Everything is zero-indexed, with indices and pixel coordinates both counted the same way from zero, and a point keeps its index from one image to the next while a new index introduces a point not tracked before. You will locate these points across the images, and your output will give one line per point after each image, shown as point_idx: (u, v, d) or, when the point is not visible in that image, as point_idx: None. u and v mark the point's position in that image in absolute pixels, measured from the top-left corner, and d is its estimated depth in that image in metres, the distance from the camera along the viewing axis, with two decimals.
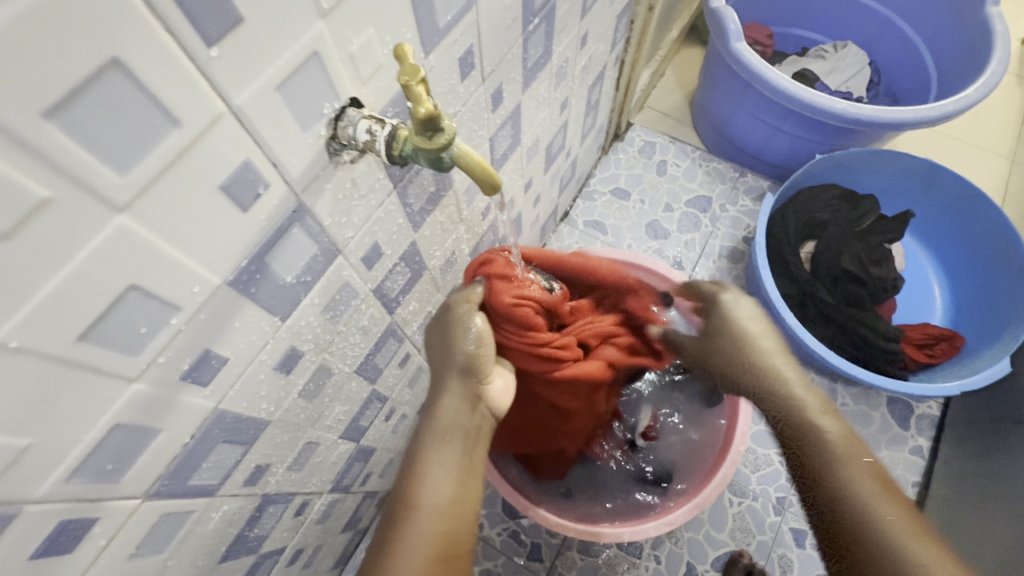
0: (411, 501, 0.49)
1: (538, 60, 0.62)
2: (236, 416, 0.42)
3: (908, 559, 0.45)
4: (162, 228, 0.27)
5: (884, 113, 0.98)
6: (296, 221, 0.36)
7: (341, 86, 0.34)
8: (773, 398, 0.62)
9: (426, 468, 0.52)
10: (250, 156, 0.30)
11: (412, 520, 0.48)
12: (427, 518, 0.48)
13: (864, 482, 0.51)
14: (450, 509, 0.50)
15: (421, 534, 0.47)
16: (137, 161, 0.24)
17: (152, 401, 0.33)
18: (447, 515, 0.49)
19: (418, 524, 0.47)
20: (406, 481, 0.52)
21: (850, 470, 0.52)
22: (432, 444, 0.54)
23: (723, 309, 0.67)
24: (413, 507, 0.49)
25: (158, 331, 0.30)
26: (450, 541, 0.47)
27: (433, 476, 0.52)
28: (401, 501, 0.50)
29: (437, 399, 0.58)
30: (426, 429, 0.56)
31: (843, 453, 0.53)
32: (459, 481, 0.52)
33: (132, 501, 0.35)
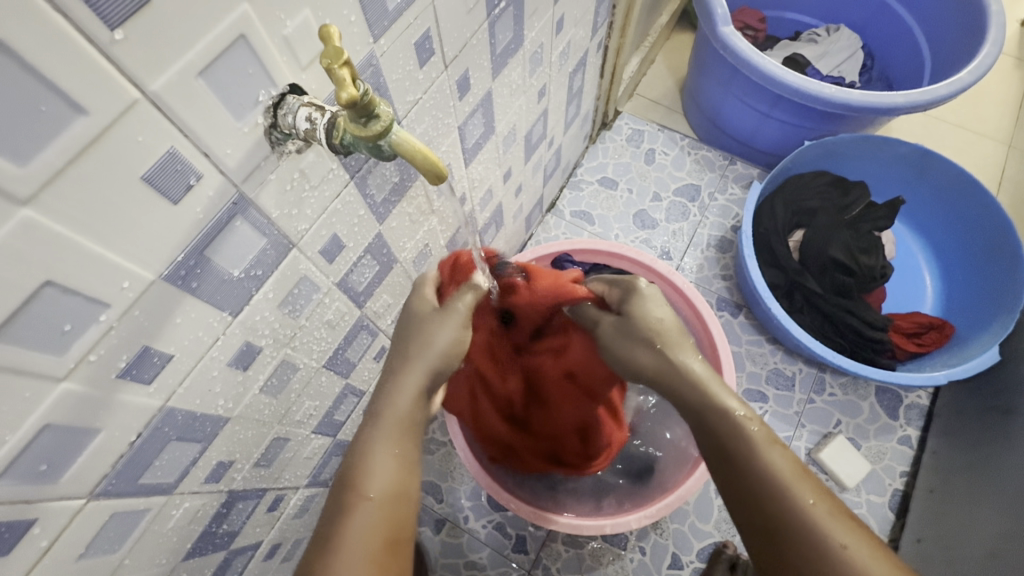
0: (357, 487, 0.45)
1: (509, 45, 0.61)
2: (188, 413, 0.41)
3: (832, 541, 0.42)
4: (77, 221, 0.26)
5: (873, 97, 0.96)
6: (238, 213, 0.35)
7: (277, 72, 0.33)
8: (681, 395, 0.56)
9: (369, 456, 0.47)
10: (176, 145, 0.29)
11: (356, 516, 0.43)
12: (373, 513, 0.44)
13: (785, 472, 0.47)
14: (396, 504, 0.46)
15: (366, 526, 0.43)
16: (38, 151, 0.23)
17: (86, 400, 0.32)
18: (395, 508, 0.45)
19: (361, 518, 0.43)
20: (352, 468, 0.47)
21: (770, 460, 0.48)
22: (379, 434, 0.49)
23: (635, 295, 0.62)
24: (361, 497, 0.44)
25: (86, 329, 0.29)
26: (396, 535, 0.44)
27: (379, 465, 0.47)
28: (343, 494, 0.45)
29: (392, 387, 0.52)
30: (378, 418, 0.50)
31: (761, 448, 0.49)
32: (408, 473, 0.48)
33: (75, 501, 0.35)
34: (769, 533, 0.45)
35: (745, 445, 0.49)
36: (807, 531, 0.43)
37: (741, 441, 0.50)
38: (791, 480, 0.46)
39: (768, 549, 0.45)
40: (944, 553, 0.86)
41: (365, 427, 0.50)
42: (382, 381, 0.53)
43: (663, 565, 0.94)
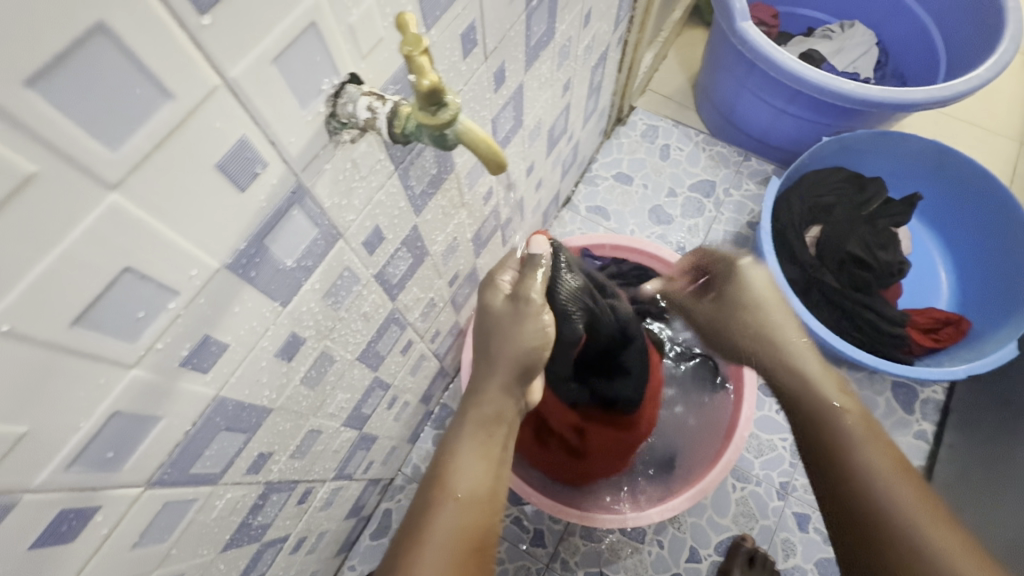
0: (442, 484, 0.47)
1: (542, 38, 0.61)
2: (237, 403, 0.41)
3: (914, 530, 0.44)
4: (156, 208, 0.26)
5: (893, 94, 0.96)
6: (295, 203, 0.35)
7: (341, 60, 0.33)
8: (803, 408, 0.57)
9: (456, 456, 0.49)
10: (247, 133, 0.29)
11: (440, 514, 0.45)
12: (457, 513, 0.46)
13: (881, 467, 0.48)
14: (478, 511, 0.46)
15: (443, 526, 0.44)
16: (127, 135, 0.23)
17: (151, 388, 0.32)
18: (476, 507, 0.46)
19: (447, 517, 0.45)
20: (440, 466, 0.49)
21: (865, 455, 0.50)
22: (468, 436, 0.51)
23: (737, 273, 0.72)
24: (446, 497, 0.46)
25: (156, 316, 0.29)
26: (480, 538, 0.45)
27: (465, 467, 0.49)
28: (430, 493, 0.47)
29: (478, 390, 0.53)
30: (464, 422, 0.52)
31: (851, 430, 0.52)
32: (494, 476, 0.49)
33: (133, 490, 0.35)
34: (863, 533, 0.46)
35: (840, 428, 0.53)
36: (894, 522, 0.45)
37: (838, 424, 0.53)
38: (883, 472, 0.48)
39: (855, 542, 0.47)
40: None
41: (454, 432, 0.52)
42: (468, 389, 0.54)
43: (681, 558, 0.94)
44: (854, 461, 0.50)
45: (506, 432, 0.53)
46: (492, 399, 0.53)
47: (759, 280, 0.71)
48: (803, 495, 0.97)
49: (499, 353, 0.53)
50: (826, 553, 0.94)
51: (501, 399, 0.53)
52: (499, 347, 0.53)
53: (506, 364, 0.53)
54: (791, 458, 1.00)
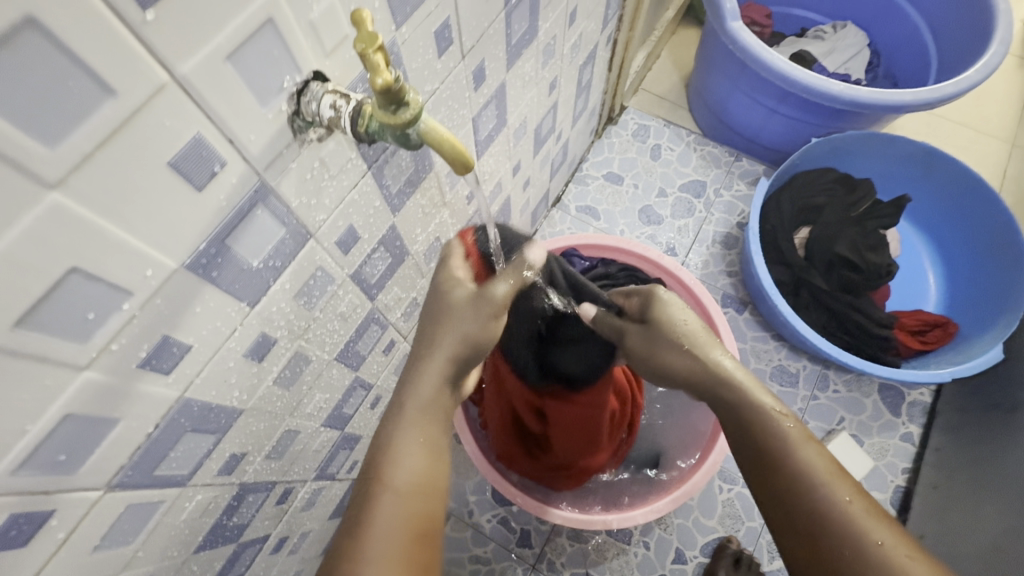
0: (380, 477, 0.46)
1: (524, 36, 0.60)
2: (204, 404, 0.40)
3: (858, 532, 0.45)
4: (102, 207, 0.26)
5: (882, 95, 0.96)
6: (259, 202, 0.35)
7: (303, 57, 0.32)
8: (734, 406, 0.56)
9: (395, 448, 0.48)
10: (201, 130, 0.28)
11: (379, 505, 0.44)
12: (398, 503, 0.45)
13: (822, 470, 0.49)
14: (421, 499, 0.46)
15: (388, 516, 0.43)
16: (67, 133, 0.23)
17: (106, 390, 0.31)
18: (417, 497, 0.46)
19: (387, 508, 0.44)
20: (377, 458, 0.48)
21: (807, 458, 0.50)
22: (405, 424, 0.50)
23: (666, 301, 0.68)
24: (384, 488, 0.45)
25: (108, 317, 0.29)
26: (423, 527, 0.44)
27: (403, 456, 0.48)
28: (369, 487, 0.46)
29: (414, 381, 0.53)
30: (400, 410, 0.51)
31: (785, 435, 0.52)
32: (433, 462, 0.48)
33: (92, 493, 0.34)
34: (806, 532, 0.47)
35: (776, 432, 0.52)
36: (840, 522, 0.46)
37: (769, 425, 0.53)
38: (827, 478, 0.48)
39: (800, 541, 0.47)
40: (948, 547, 0.87)
41: (390, 421, 0.51)
42: (402, 381, 0.54)
43: (666, 560, 0.94)
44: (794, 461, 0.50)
45: (442, 416, 0.53)
46: (430, 386, 0.53)
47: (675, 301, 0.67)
48: None
49: (441, 338, 0.54)
50: None
51: (436, 385, 0.53)
52: (452, 332, 0.54)
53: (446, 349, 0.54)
54: None
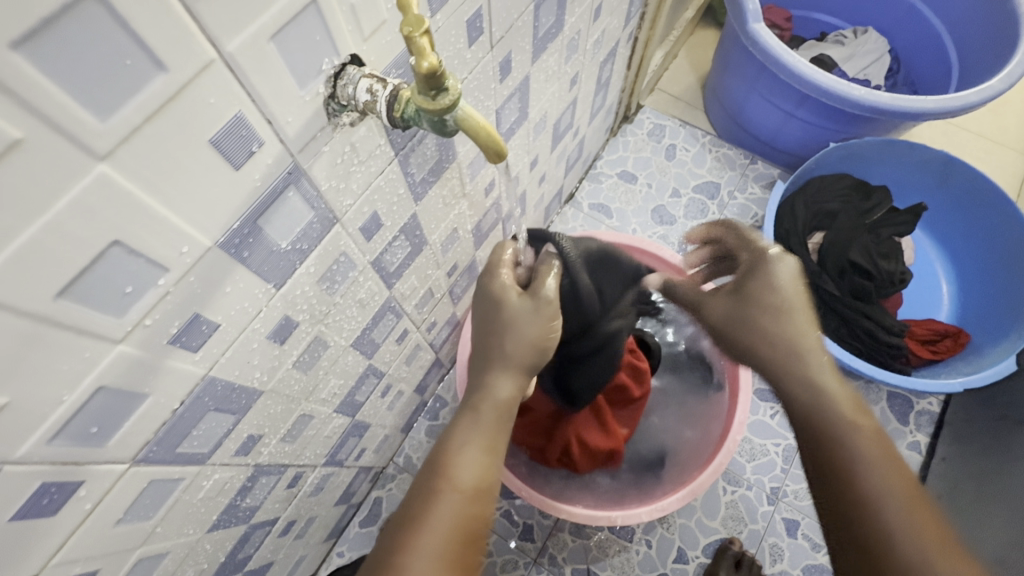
0: (447, 477, 0.48)
1: (550, 29, 0.60)
2: (227, 384, 0.41)
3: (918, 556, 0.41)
4: (145, 182, 0.26)
5: (904, 101, 0.95)
6: (291, 183, 0.35)
7: (341, 41, 0.32)
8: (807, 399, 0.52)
9: (460, 448, 0.51)
10: (243, 110, 0.29)
11: (442, 504, 0.47)
12: (460, 504, 0.47)
13: (895, 490, 0.44)
14: (480, 501, 0.48)
15: (446, 515, 0.46)
16: (119, 107, 0.23)
17: (138, 365, 0.32)
18: (479, 498, 0.48)
19: (449, 507, 0.46)
20: (443, 456, 0.50)
21: (876, 472, 0.45)
22: (473, 425, 0.52)
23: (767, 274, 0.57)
24: (449, 488, 0.48)
25: (144, 292, 0.29)
26: (476, 533, 0.47)
27: (467, 459, 0.50)
28: (433, 480, 0.48)
29: (485, 377, 0.55)
30: (472, 413, 0.54)
31: (863, 441, 0.47)
32: (494, 472, 0.51)
33: (118, 466, 0.35)
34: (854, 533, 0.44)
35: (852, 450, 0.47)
36: (897, 543, 0.42)
37: (840, 429, 0.48)
38: (898, 497, 0.44)
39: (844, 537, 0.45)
40: None
41: (456, 423, 0.53)
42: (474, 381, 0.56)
43: (668, 559, 0.94)
44: (858, 469, 0.46)
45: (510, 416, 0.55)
46: (499, 396, 0.54)
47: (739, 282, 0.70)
48: (793, 501, 0.97)
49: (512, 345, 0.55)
50: (812, 560, 0.94)
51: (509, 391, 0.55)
52: (511, 340, 0.55)
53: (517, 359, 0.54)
54: (784, 463, 1.00)
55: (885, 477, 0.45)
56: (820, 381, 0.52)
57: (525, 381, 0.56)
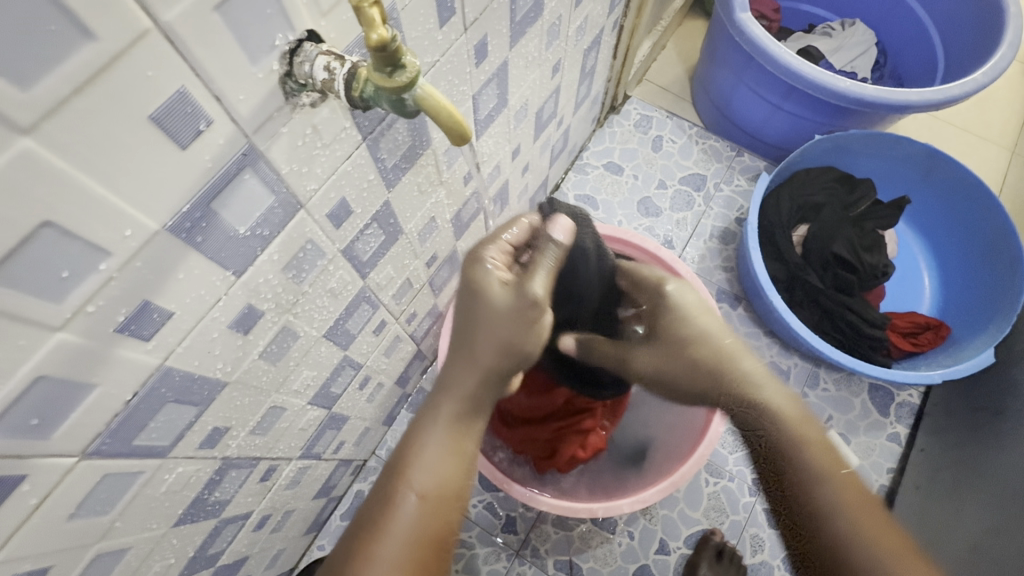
0: (406, 482, 0.49)
1: (529, 13, 0.59)
2: (186, 374, 0.39)
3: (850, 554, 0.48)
4: (78, 160, 0.24)
5: (889, 93, 0.95)
6: (247, 165, 0.33)
7: (296, 15, 0.31)
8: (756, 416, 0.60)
9: (423, 450, 0.51)
10: (187, 85, 0.27)
11: (402, 512, 0.47)
12: (420, 511, 0.48)
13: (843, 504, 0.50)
14: (441, 507, 0.49)
15: (406, 523, 0.47)
16: (42, 77, 0.21)
17: (83, 353, 0.30)
18: (440, 506, 0.49)
19: (408, 514, 0.47)
20: (402, 458, 0.51)
21: (820, 490, 0.52)
22: (437, 426, 0.52)
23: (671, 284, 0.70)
24: (409, 493, 0.48)
25: (85, 277, 0.28)
26: (440, 538, 0.48)
27: (430, 463, 0.50)
28: (392, 486, 0.49)
29: (448, 377, 0.53)
30: (437, 413, 0.52)
31: (813, 463, 0.53)
32: (458, 474, 0.51)
33: (67, 459, 0.34)
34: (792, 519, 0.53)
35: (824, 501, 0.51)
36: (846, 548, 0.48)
37: (794, 452, 0.55)
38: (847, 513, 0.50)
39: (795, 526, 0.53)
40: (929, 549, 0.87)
41: (421, 422, 0.52)
42: (438, 377, 0.54)
43: (650, 550, 0.94)
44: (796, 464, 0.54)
45: (473, 420, 0.54)
46: (460, 399, 0.52)
47: (685, 298, 0.68)
48: None
49: (480, 335, 0.51)
50: None
51: (476, 386, 0.52)
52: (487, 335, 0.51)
53: (484, 356, 0.51)
54: None
55: (833, 487, 0.51)
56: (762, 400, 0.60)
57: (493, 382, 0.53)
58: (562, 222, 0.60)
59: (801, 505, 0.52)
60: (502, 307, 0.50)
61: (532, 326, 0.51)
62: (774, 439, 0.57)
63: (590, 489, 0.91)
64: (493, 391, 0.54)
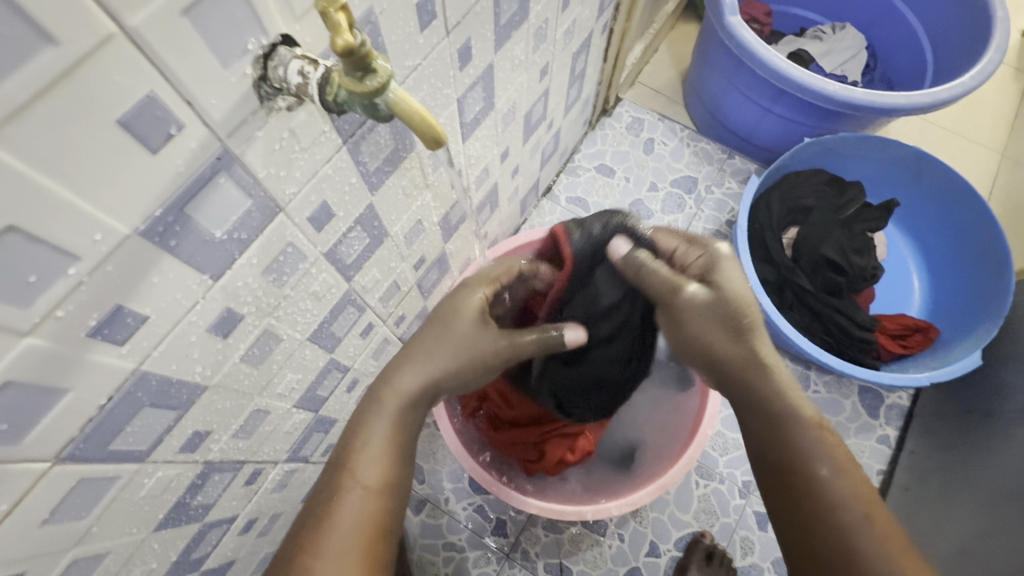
0: (350, 473, 0.49)
1: (514, 17, 0.59)
2: (163, 378, 0.39)
3: (858, 549, 0.48)
4: (42, 164, 0.24)
5: (878, 97, 0.95)
6: (221, 169, 0.33)
7: (269, 20, 0.31)
8: (764, 402, 0.58)
9: (366, 441, 0.51)
10: (155, 89, 0.27)
11: (347, 502, 0.47)
12: (364, 502, 0.48)
13: (854, 497, 0.51)
14: (387, 497, 0.49)
15: (352, 514, 0.47)
16: (2, 83, 0.21)
17: (54, 357, 0.30)
18: (383, 496, 0.49)
19: (353, 504, 0.47)
20: (346, 449, 0.50)
21: (832, 482, 0.52)
22: (381, 417, 0.52)
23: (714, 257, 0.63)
24: (354, 485, 0.48)
25: (53, 282, 0.28)
26: (383, 528, 0.48)
27: (374, 454, 0.50)
28: (337, 479, 0.48)
29: (396, 371, 0.55)
30: (381, 403, 0.53)
31: (829, 456, 0.53)
32: (400, 466, 0.51)
33: (40, 464, 0.33)
34: (796, 512, 0.52)
35: (808, 446, 0.54)
36: (855, 543, 0.48)
37: (808, 443, 0.54)
38: (859, 507, 0.50)
39: (797, 522, 0.52)
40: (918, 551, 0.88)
41: (364, 413, 0.53)
42: (382, 372, 0.56)
43: (640, 553, 0.94)
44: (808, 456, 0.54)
45: (414, 416, 0.54)
46: (404, 395, 0.54)
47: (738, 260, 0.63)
48: None
49: (435, 348, 0.57)
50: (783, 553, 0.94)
51: (419, 387, 0.55)
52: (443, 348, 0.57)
53: (438, 363, 0.56)
54: None
55: (846, 482, 0.52)
56: (784, 392, 0.58)
57: (436, 378, 0.55)
58: (574, 333, 0.69)
59: (810, 497, 0.52)
60: (460, 332, 0.58)
61: (480, 361, 0.59)
62: (785, 427, 0.56)
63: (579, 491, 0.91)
64: (433, 393, 0.56)
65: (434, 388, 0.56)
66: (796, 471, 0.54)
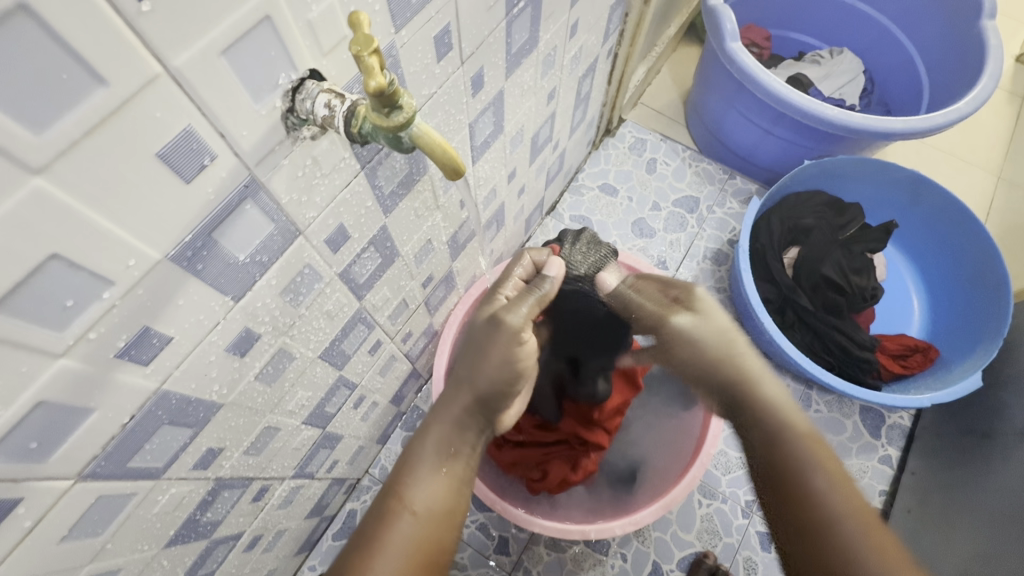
0: (403, 499, 0.51)
1: (524, 46, 0.61)
2: (182, 397, 0.40)
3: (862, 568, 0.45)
4: (85, 196, 0.26)
5: (875, 121, 0.97)
6: (248, 197, 0.35)
7: (298, 57, 0.32)
8: (761, 420, 0.57)
9: (416, 469, 0.54)
10: (192, 124, 0.28)
11: (399, 525, 0.49)
12: (414, 526, 0.50)
13: (852, 514, 0.48)
14: (434, 525, 0.51)
15: (405, 536, 0.49)
16: (55, 120, 0.23)
17: (84, 377, 0.31)
18: (434, 524, 0.51)
19: (405, 529, 0.49)
20: (398, 479, 0.53)
21: (830, 498, 0.49)
22: (432, 446, 0.56)
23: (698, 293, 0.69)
24: (405, 510, 0.50)
25: (87, 306, 0.29)
26: (435, 554, 0.49)
27: (425, 481, 0.53)
28: (388, 505, 0.51)
29: (443, 404, 0.59)
30: (429, 432, 0.57)
31: (824, 468, 0.51)
32: (451, 497, 0.53)
33: (62, 482, 0.34)
34: (800, 534, 0.50)
35: (800, 459, 0.52)
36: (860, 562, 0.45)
37: (801, 456, 0.53)
38: (860, 524, 0.47)
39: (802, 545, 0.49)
40: None
41: (414, 445, 0.56)
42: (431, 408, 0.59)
43: (643, 573, 0.94)
44: (805, 472, 0.51)
45: (461, 446, 0.57)
46: (452, 420, 0.57)
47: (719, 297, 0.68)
48: None
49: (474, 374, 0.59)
50: None
51: (463, 411, 0.58)
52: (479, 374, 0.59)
53: (478, 384, 0.58)
54: None
55: (846, 497, 0.49)
56: (774, 405, 0.57)
57: (477, 410, 0.58)
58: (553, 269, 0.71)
59: (812, 517, 0.49)
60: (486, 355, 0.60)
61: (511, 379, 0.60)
62: (779, 445, 0.55)
63: (584, 511, 0.91)
64: (478, 423, 0.59)
65: (482, 406, 0.59)
66: (792, 490, 0.52)
